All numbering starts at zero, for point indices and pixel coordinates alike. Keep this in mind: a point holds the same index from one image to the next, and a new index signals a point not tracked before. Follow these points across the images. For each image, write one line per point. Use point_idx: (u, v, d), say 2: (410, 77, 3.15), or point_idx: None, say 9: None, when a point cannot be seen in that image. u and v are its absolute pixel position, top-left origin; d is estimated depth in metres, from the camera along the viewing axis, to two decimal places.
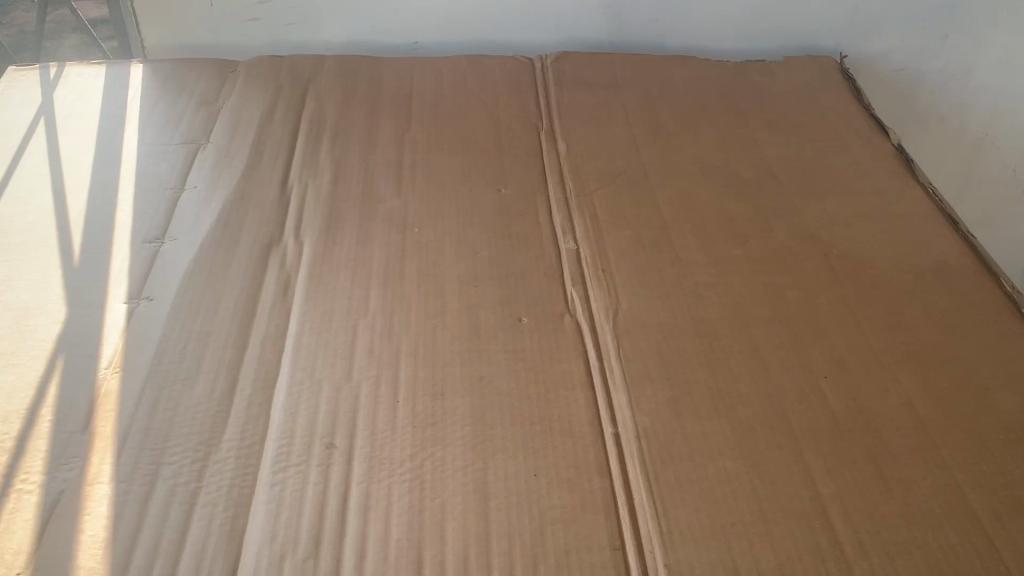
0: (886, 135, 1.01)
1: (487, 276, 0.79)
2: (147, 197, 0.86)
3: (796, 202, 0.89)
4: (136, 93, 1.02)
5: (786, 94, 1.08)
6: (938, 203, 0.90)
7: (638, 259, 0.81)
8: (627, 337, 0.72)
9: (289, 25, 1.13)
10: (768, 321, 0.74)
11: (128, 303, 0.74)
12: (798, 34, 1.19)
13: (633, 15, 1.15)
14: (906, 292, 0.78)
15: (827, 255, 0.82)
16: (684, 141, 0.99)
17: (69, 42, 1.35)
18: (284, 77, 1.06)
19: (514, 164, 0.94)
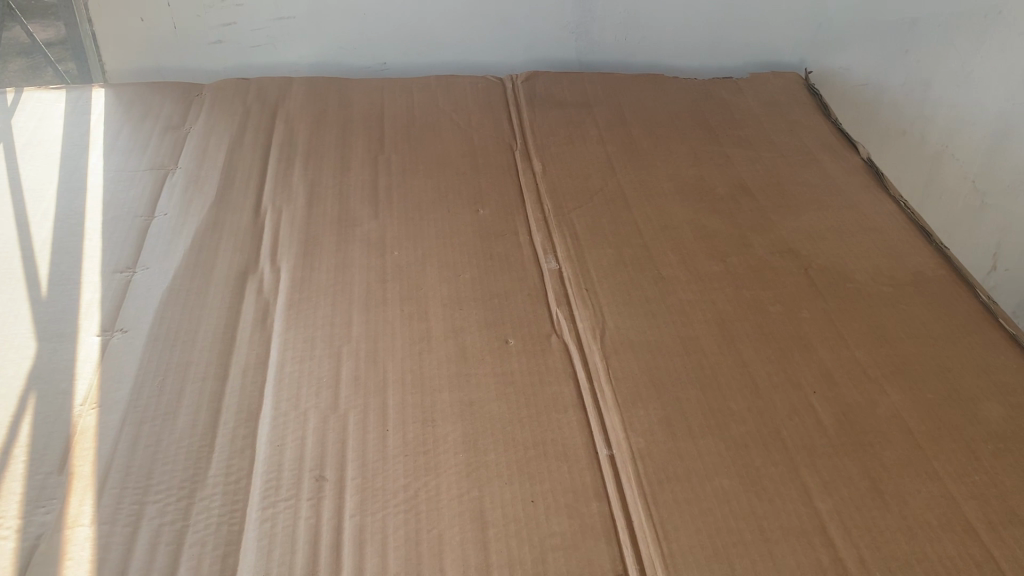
0: (855, 149, 1.03)
1: (470, 298, 0.78)
2: (115, 226, 0.83)
3: (773, 217, 0.90)
4: (99, 118, 1.00)
5: (755, 110, 1.09)
6: (910, 215, 0.91)
7: (621, 278, 0.81)
8: (616, 357, 0.71)
9: (255, 47, 1.11)
10: (754, 336, 0.74)
11: (101, 336, 0.71)
12: (762, 52, 1.20)
13: (601, 35, 1.16)
14: (886, 304, 0.79)
15: (807, 268, 0.83)
16: (657, 158, 0.99)
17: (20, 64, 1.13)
18: (252, 100, 1.04)
19: (491, 184, 0.93)
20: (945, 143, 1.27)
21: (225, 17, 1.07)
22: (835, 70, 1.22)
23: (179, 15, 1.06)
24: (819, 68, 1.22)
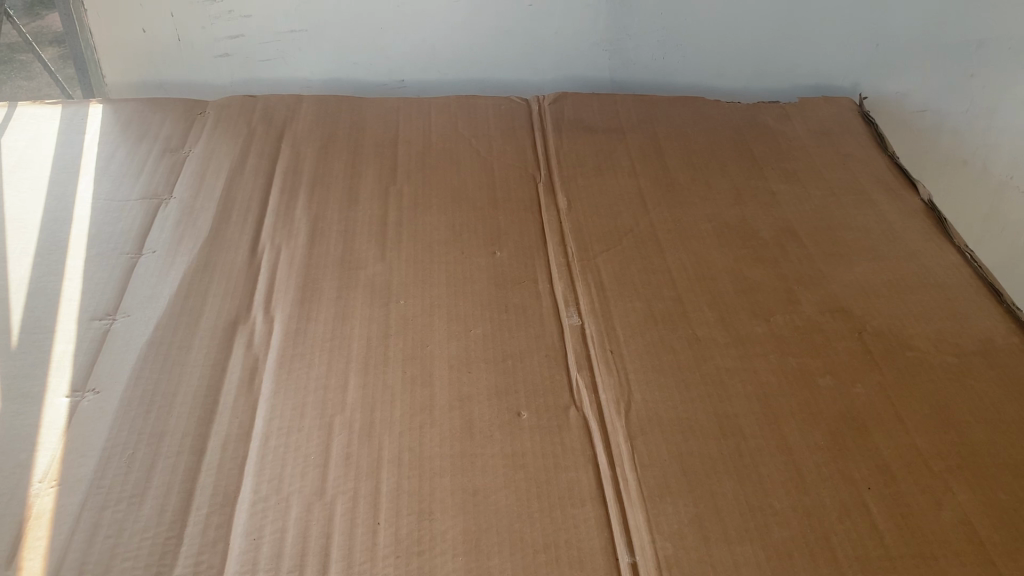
0: (915, 189, 0.93)
1: (480, 359, 0.70)
2: (98, 264, 0.76)
3: (823, 268, 0.81)
4: (94, 138, 0.93)
5: (803, 140, 0.99)
6: (977, 269, 0.82)
7: (652, 339, 0.72)
8: (642, 439, 0.63)
9: (264, 62, 1.04)
10: (800, 416, 0.66)
11: (70, 397, 0.64)
12: (812, 73, 1.11)
13: (636, 54, 1.07)
14: (951, 379, 0.70)
15: (860, 332, 0.74)
16: (694, 194, 0.90)
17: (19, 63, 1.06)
18: (258, 119, 0.96)
19: (510, 222, 0.85)
20: (1010, 173, 1.15)
21: (232, 29, 0.99)
22: (891, 95, 1.12)
23: (183, 27, 0.99)
24: (875, 92, 1.12)
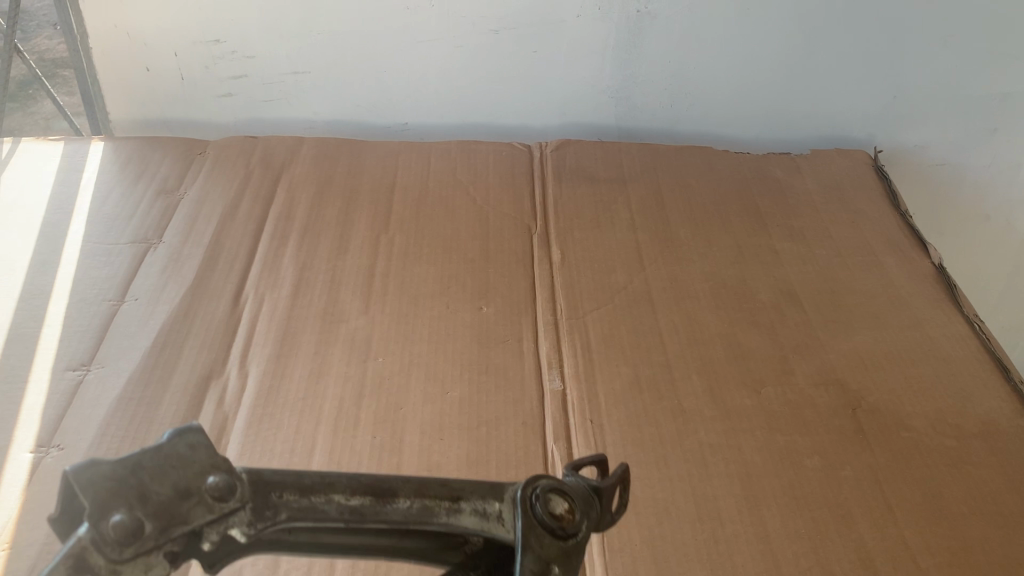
0: (926, 252, 0.89)
1: (453, 425, 0.68)
2: (81, 310, 0.76)
3: (821, 336, 0.78)
4: (91, 176, 0.93)
5: (812, 196, 0.96)
6: (985, 341, 0.78)
7: (634, 409, 0.70)
8: (614, 521, 0.61)
9: (267, 102, 1.03)
10: (782, 501, 0.63)
11: (34, 452, 0.63)
12: (827, 124, 1.07)
13: (644, 101, 1.04)
14: (948, 464, 0.66)
15: (854, 408, 0.71)
16: (693, 251, 0.88)
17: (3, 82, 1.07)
18: (256, 162, 0.96)
19: (500, 276, 0.83)
20: None
21: (235, 69, 0.99)
22: (909, 148, 1.08)
23: (186, 66, 0.98)
24: (892, 145, 1.08)
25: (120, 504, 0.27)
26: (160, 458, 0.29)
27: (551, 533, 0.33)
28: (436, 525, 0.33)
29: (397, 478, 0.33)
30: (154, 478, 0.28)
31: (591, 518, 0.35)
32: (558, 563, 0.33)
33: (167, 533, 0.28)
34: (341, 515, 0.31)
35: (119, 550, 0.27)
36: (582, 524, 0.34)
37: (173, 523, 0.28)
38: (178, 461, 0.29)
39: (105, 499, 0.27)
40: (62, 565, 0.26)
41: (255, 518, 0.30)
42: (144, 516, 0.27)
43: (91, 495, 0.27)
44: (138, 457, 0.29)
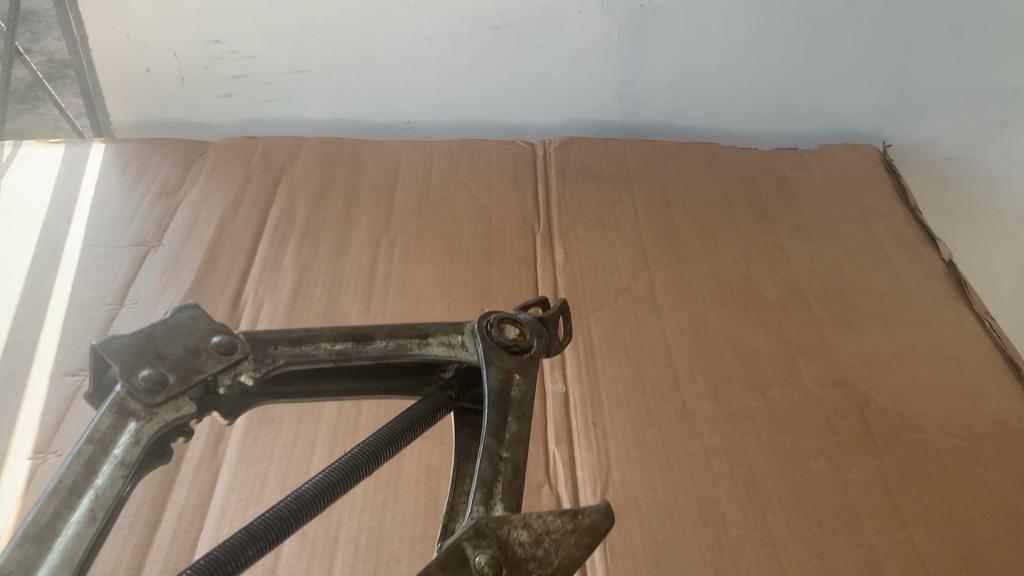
0: (936, 248, 0.88)
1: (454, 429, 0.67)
2: (80, 315, 0.75)
3: (829, 335, 0.77)
4: (92, 178, 0.92)
5: (820, 192, 0.95)
6: (996, 339, 0.77)
7: (638, 411, 0.69)
8: (616, 525, 0.60)
9: (268, 102, 1.02)
10: (789, 504, 0.62)
11: (32, 459, 0.63)
12: (835, 119, 1.06)
13: (649, 97, 1.03)
14: (958, 464, 0.65)
15: (862, 409, 0.69)
16: (698, 250, 0.86)
17: (3, 84, 1.06)
18: (257, 163, 0.95)
19: (501, 276, 0.82)
20: None
21: (235, 70, 0.98)
22: (919, 142, 1.07)
23: (187, 67, 0.98)
24: (901, 139, 1.07)
25: (145, 363, 0.35)
26: (169, 329, 0.37)
27: (511, 351, 0.42)
28: (411, 356, 0.41)
29: (373, 328, 0.41)
30: (167, 344, 0.36)
31: (540, 340, 0.43)
32: (520, 370, 0.41)
33: (187, 380, 0.35)
34: (330, 355, 0.39)
35: (151, 395, 0.34)
36: (534, 342, 0.43)
37: (189, 373, 0.36)
38: (184, 329, 0.37)
39: (131, 361, 0.35)
40: (107, 410, 0.33)
41: (258, 365, 0.38)
42: (166, 370, 0.35)
43: (119, 357, 0.35)
44: (151, 331, 0.36)
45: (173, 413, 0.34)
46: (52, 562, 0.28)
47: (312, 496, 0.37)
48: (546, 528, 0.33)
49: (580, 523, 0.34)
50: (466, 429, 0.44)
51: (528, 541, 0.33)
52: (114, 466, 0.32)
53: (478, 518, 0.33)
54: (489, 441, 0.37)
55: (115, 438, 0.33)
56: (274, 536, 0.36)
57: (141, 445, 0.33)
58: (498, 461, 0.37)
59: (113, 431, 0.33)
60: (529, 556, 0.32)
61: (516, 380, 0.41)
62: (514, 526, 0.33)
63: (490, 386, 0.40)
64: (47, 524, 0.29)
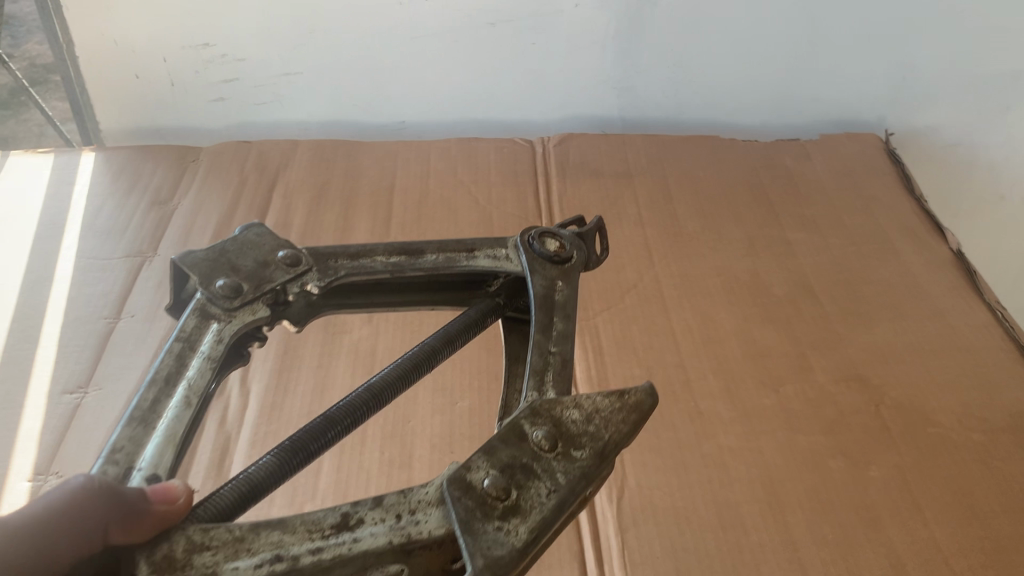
0: (944, 238, 0.87)
1: (464, 437, 0.65)
2: (76, 330, 0.74)
3: (840, 329, 0.76)
4: (83, 188, 0.90)
5: (823, 183, 0.94)
6: (1010, 329, 0.76)
7: (650, 412, 0.67)
8: (634, 532, 0.59)
9: (260, 105, 1.00)
10: (808, 506, 0.61)
11: (33, 482, 0.62)
12: (835, 108, 1.06)
13: (648, 91, 1.02)
14: (977, 459, 0.64)
15: (878, 404, 0.68)
16: (703, 245, 0.85)
17: None
18: (251, 168, 0.93)
19: None
20: None
21: (226, 73, 0.96)
22: (921, 130, 1.06)
23: (177, 72, 0.96)
24: (904, 126, 1.07)
25: (219, 273, 0.35)
26: (239, 244, 0.37)
27: (553, 261, 0.41)
28: (459, 269, 0.40)
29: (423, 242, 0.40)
30: (238, 256, 0.36)
31: (580, 252, 0.42)
32: (563, 278, 0.40)
33: (261, 288, 0.35)
34: (386, 267, 0.39)
35: (229, 300, 0.34)
36: (574, 254, 0.42)
37: (262, 281, 0.36)
38: (252, 244, 0.37)
39: (207, 271, 0.35)
40: (190, 314, 0.34)
41: (323, 275, 0.37)
42: (240, 279, 0.35)
43: (196, 268, 0.35)
44: (222, 247, 0.37)
45: (250, 317, 0.35)
46: (158, 439, 0.29)
47: (381, 389, 0.38)
48: (597, 407, 0.33)
49: (628, 402, 0.34)
50: (516, 337, 0.45)
51: (580, 420, 0.33)
52: (203, 359, 0.32)
53: (532, 400, 0.33)
54: (536, 337, 0.37)
55: (200, 338, 0.33)
56: (349, 422, 0.36)
57: (225, 343, 0.33)
58: (547, 356, 0.36)
59: (198, 331, 0.33)
60: (582, 431, 0.32)
61: (559, 288, 0.40)
62: (566, 406, 0.33)
63: (535, 292, 0.39)
64: (148, 407, 0.30)
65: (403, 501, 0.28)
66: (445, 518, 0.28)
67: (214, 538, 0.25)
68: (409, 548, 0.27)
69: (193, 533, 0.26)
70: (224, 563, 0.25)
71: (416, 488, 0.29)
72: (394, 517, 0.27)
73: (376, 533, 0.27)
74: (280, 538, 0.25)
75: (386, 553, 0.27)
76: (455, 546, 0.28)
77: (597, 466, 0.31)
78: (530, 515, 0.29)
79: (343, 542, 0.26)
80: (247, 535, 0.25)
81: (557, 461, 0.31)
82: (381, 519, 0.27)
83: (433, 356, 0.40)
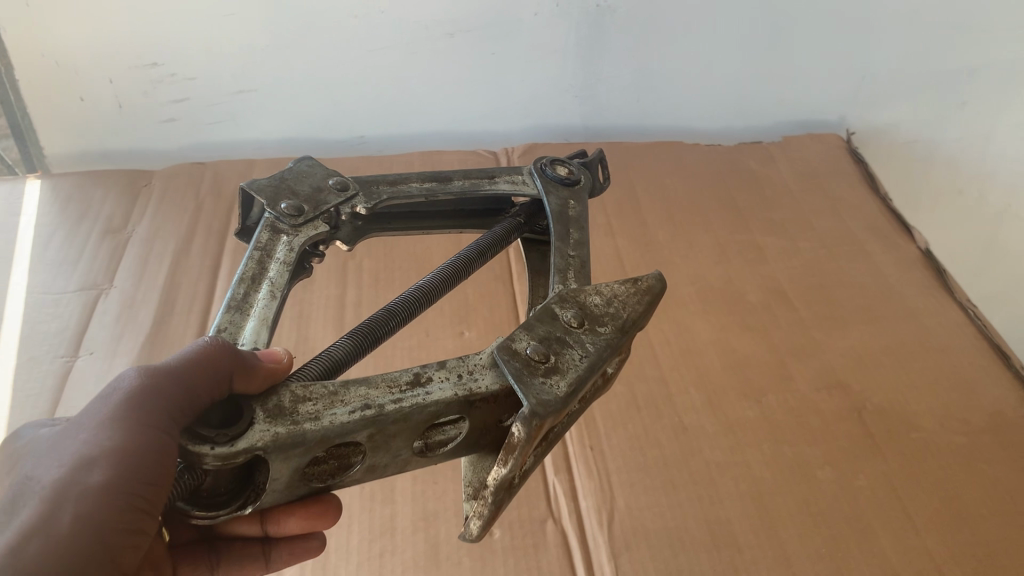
0: (911, 237, 0.87)
1: (446, 466, 0.63)
2: (31, 371, 0.70)
3: (816, 335, 0.75)
4: (28, 219, 0.86)
5: (789, 186, 0.94)
6: (982, 327, 0.76)
7: (635, 429, 0.66)
8: (627, 557, 0.57)
9: (213, 124, 0.97)
10: (800, 519, 0.60)
11: None
12: (796, 110, 1.07)
13: (610, 97, 1.01)
14: (961, 461, 0.64)
15: (860, 411, 0.68)
16: (675, 253, 0.84)
17: None
18: (207, 192, 0.90)
19: (477, 295, 0.79)
20: None
21: (176, 93, 0.93)
22: (881, 128, 1.08)
23: (124, 94, 0.92)
24: (863, 125, 1.08)
25: (282, 197, 0.41)
26: (292, 174, 0.43)
27: (563, 184, 0.47)
28: (485, 192, 0.46)
29: (450, 173, 0.46)
30: (296, 184, 0.43)
31: (585, 177, 0.49)
32: (573, 198, 0.46)
33: (319, 208, 0.42)
34: (420, 192, 0.44)
35: (294, 219, 0.41)
36: (581, 178, 0.48)
37: (319, 203, 0.42)
38: (304, 174, 0.44)
39: (272, 195, 0.41)
40: (264, 228, 0.40)
41: (368, 199, 0.43)
42: (301, 202, 0.42)
43: (262, 191, 0.41)
44: (281, 176, 0.43)
45: (313, 232, 0.41)
46: (253, 327, 0.35)
47: (429, 289, 0.42)
48: (615, 292, 0.37)
49: (640, 286, 0.37)
50: (535, 255, 0.49)
51: (601, 304, 0.36)
52: (281, 263, 0.38)
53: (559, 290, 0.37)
54: (557, 243, 0.42)
55: (274, 248, 0.39)
56: (406, 314, 0.41)
57: (296, 251, 0.39)
58: (567, 258, 0.41)
59: (272, 242, 0.39)
60: (605, 312, 0.36)
61: (572, 204, 0.46)
62: (588, 292, 0.37)
63: (552, 205, 0.45)
64: (242, 300, 0.36)
65: (461, 365, 0.33)
66: (499, 377, 0.33)
67: (314, 392, 0.30)
68: (471, 401, 0.32)
69: (296, 388, 0.30)
70: (326, 409, 0.30)
71: (471, 357, 0.34)
72: (456, 376, 0.32)
73: (443, 388, 0.32)
74: (367, 392, 0.30)
75: (453, 403, 0.32)
76: (508, 398, 0.33)
77: (620, 336, 0.35)
78: (568, 373, 0.33)
79: (417, 394, 0.31)
80: (341, 390, 0.30)
81: (585, 335, 0.35)
82: (446, 377, 0.32)
83: (469, 266, 0.44)
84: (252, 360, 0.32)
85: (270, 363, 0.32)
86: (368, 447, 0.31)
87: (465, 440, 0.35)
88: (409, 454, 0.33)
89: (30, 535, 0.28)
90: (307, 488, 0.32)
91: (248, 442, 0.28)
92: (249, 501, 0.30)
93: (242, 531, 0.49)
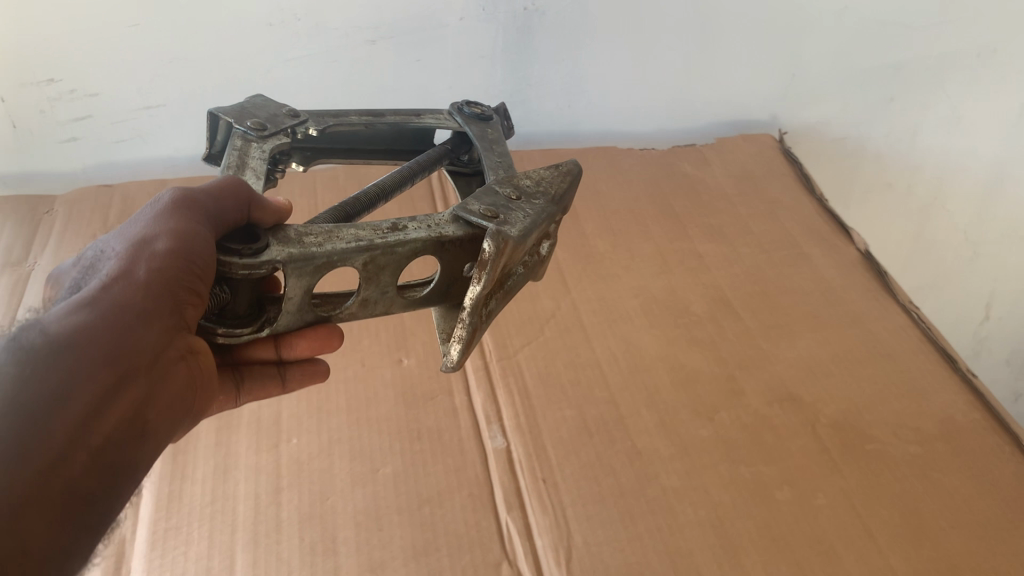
0: (850, 238, 0.87)
1: (392, 510, 0.59)
2: None
3: (764, 346, 0.74)
4: None
5: (726, 189, 0.92)
6: (926, 329, 0.76)
7: (588, 458, 0.64)
8: None
9: (119, 143, 0.90)
10: (761, 545, 0.58)
11: None
12: (729, 109, 1.05)
13: (542, 103, 0.98)
14: (916, 473, 0.63)
15: (813, 424, 0.67)
16: (617, 264, 0.81)
17: None
18: (115, 219, 0.83)
19: (415, 319, 0.75)
20: None
21: (77, 111, 0.85)
22: (812, 125, 1.07)
23: (17, 112, 0.83)
24: (796, 124, 1.07)
25: (247, 118, 0.47)
26: (249, 103, 0.49)
27: (480, 118, 0.54)
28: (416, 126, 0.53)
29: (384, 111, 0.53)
30: (254, 109, 0.48)
31: (497, 117, 0.56)
32: (490, 128, 0.54)
33: (279, 126, 0.48)
34: (363, 123, 0.51)
35: (259, 134, 0.46)
36: (493, 115, 0.56)
37: (278, 122, 0.48)
38: (260, 103, 0.50)
39: (238, 117, 0.47)
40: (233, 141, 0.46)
41: (318, 123, 0.49)
42: (262, 120, 0.47)
43: (228, 115, 0.47)
44: (242, 104, 0.49)
45: (277, 143, 0.47)
46: None
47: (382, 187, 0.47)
48: (543, 176, 0.44)
49: (562, 169, 0.45)
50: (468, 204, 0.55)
51: (532, 184, 0.43)
52: (255, 168, 0.45)
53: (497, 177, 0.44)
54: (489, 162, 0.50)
55: (246, 158, 0.45)
56: (366, 207, 0.46)
57: (265, 158, 0.46)
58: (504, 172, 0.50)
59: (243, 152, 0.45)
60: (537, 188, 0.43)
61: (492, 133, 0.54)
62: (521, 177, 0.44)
63: (473, 130, 0.53)
64: None
65: (429, 220, 0.39)
66: (462, 228, 0.39)
67: (314, 230, 0.37)
68: (442, 243, 0.39)
69: (297, 227, 0.37)
70: (327, 239, 0.36)
71: (435, 216, 0.40)
72: (427, 225, 0.39)
73: (419, 232, 0.38)
74: (357, 231, 0.37)
75: (427, 243, 0.38)
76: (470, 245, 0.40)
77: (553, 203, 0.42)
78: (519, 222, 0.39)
79: (398, 235, 0.37)
80: (335, 229, 0.37)
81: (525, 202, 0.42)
82: (419, 226, 0.39)
83: (414, 175, 0.49)
84: (264, 200, 0.39)
85: (277, 206, 0.39)
86: (364, 278, 0.38)
87: (435, 290, 0.42)
88: (394, 293, 0.40)
89: (111, 281, 0.36)
90: (314, 315, 0.38)
91: (268, 255, 0.35)
92: (265, 324, 0.38)
93: (258, 356, 0.53)
